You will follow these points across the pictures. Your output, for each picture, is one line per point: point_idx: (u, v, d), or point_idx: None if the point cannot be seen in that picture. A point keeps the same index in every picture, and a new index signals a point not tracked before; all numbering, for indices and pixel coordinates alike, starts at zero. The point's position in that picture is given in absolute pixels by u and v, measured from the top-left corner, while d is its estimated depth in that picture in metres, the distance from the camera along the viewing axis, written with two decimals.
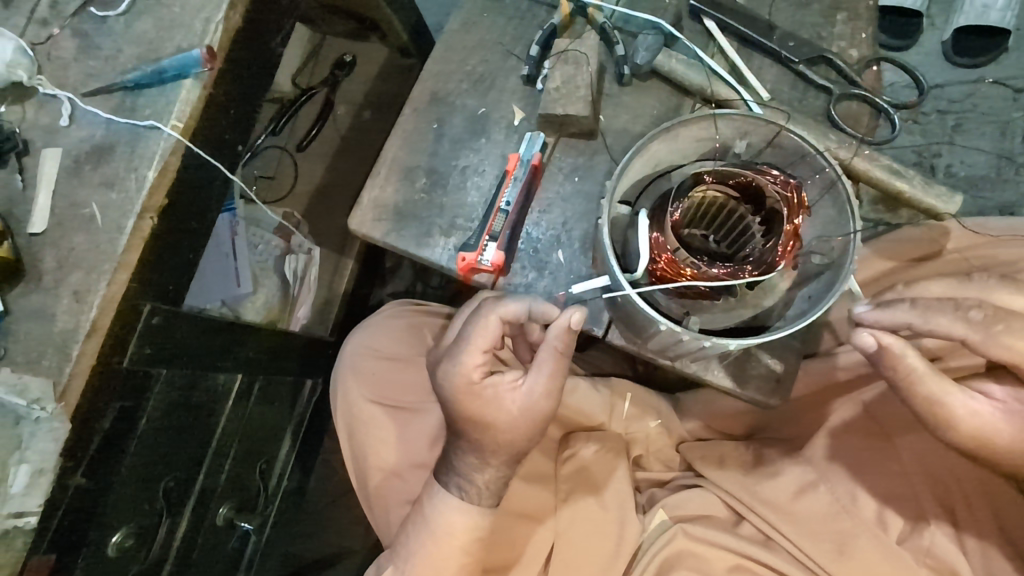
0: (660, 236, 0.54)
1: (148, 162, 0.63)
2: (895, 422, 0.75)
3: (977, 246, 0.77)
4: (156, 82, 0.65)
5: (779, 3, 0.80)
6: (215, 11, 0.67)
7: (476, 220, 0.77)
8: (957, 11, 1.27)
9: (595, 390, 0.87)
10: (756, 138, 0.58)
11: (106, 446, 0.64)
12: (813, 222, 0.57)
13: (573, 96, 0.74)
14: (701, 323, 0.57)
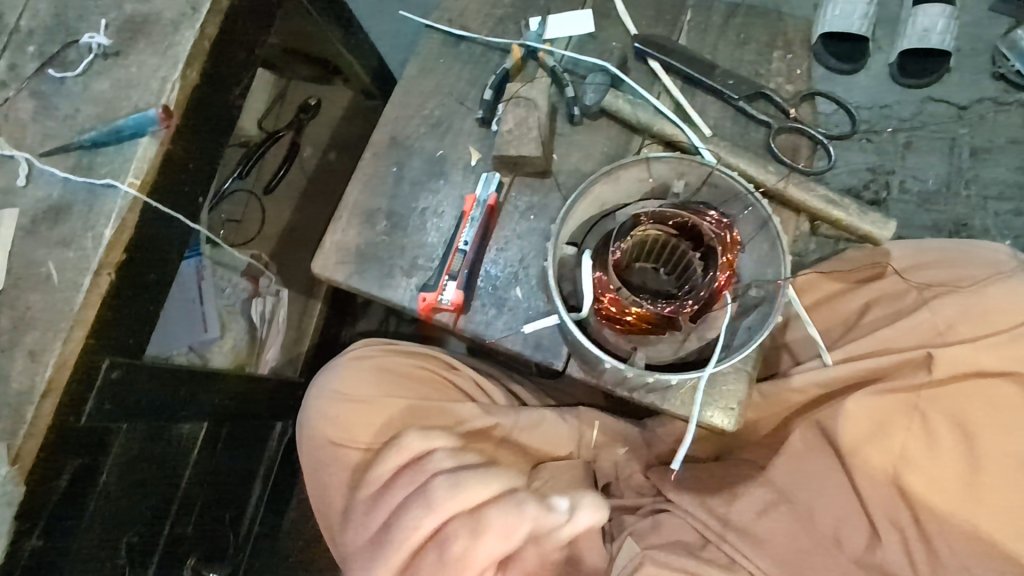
0: (603, 276, 0.57)
1: (105, 220, 0.64)
2: (859, 438, 0.73)
3: (913, 266, 0.80)
4: (114, 141, 0.66)
5: (718, 43, 0.85)
6: (171, 70, 0.69)
7: (436, 260, 0.79)
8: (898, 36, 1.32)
9: (561, 421, 0.87)
10: (692, 178, 0.61)
11: (63, 506, 0.64)
12: (749, 255, 0.60)
13: (524, 138, 0.77)
14: (648, 357, 0.60)
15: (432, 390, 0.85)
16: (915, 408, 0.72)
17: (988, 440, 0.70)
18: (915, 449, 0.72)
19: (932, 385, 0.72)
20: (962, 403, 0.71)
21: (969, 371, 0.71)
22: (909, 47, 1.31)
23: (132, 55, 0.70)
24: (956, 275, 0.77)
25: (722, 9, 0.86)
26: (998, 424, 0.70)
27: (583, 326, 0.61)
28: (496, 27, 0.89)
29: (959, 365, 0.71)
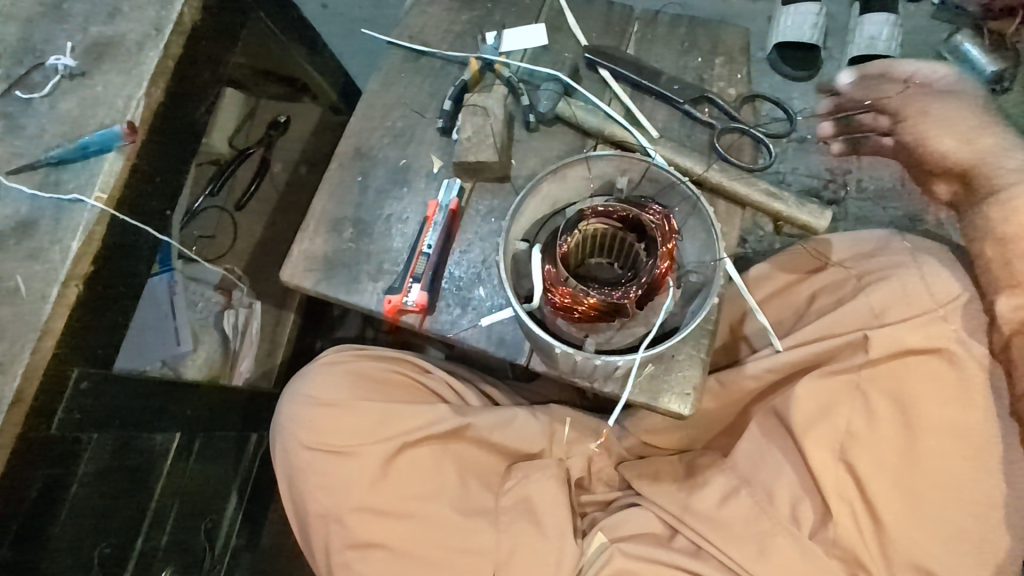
0: (552, 269, 0.60)
1: (72, 234, 0.66)
2: (807, 419, 0.76)
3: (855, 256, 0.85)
4: (80, 157, 0.68)
5: (663, 51, 0.90)
6: (136, 88, 0.71)
7: (401, 263, 0.82)
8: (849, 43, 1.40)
9: (534, 418, 0.86)
10: (634, 175, 0.66)
11: (31, 518, 0.64)
12: (690, 244, 0.64)
13: (482, 144, 0.80)
14: (599, 344, 0.63)
15: (407, 394, 0.87)
16: (857, 387, 0.76)
17: (920, 414, 0.74)
18: (859, 425, 0.76)
19: (869, 364, 0.76)
20: (898, 380, 0.75)
21: (901, 349, 0.75)
22: (858, 53, 1.39)
23: (98, 75, 0.72)
24: (891, 263, 0.81)
25: (667, 20, 0.92)
26: (928, 398, 0.74)
27: (538, 318, 0.63)
28: (454, 42, 0.93)
29: (893, 344, 0.75)
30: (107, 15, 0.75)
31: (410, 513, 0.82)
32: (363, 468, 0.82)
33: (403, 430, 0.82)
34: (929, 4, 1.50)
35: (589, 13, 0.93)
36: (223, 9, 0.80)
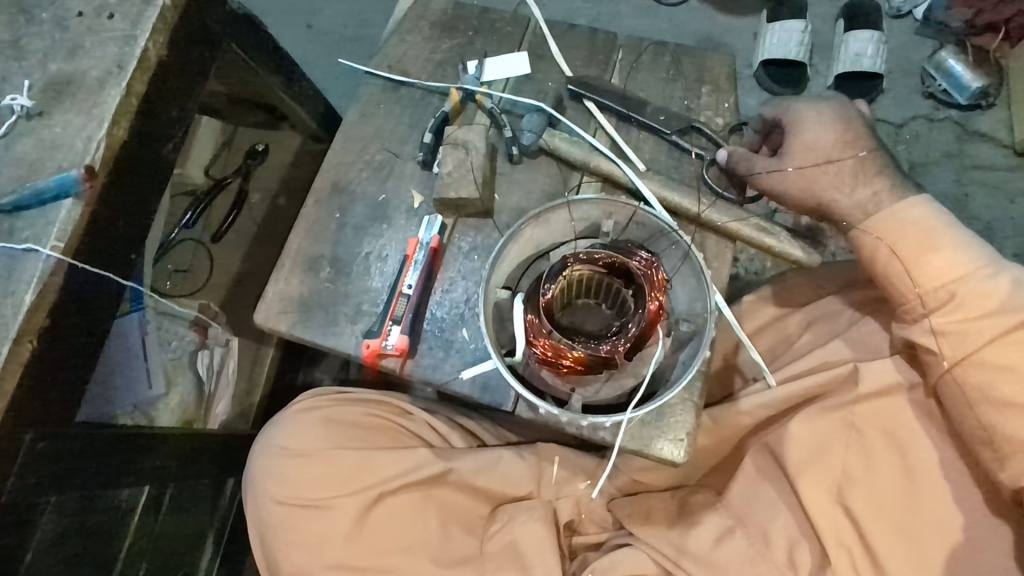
0: (535, 320, 0.57)
1: (25, 286, 0.62)
2: (801, 461, 0.74)
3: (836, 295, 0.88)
4: (36, 203, 0.64)
5: (650, 80, 0.88)
6: (97, 129, 0.68)
7: (380, 304, 0.78)
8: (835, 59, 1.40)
9: (520, 459, 0.82)
10: (620, 218, 0.63)
11: None
12: (679, 291, 0.62)
13: (464, 179, 0.77)
14: (585, 397, 0.60)
15: (385, 438, 0.83)
16: (851, 426, 0.74)
17: (913, 452, 0.72)
18: (855, 465, 0.73)
19: (862, 401, 0.74)
20: (888, 419, 0.74)
21: (888, 386, 0.75)
22: (844, 70, 1.41)
23: (57, 116, 0.69)
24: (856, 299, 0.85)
25: (652, 47, 0.90)
26: (919, 434, 0.73)
27: (520, 373, 0.61)
28: (435, 71, 0.90)
29: (881, 381, 0.75)
30: (67, 52, 0.71)
31: (389, 569, 0.78)
32: (339, 519, 0.78)
33: (382, 477, 0.79)
34: (913, 19, 1.49)
35: (573, 40, 0.91)
36: (190, 41, 0.76)
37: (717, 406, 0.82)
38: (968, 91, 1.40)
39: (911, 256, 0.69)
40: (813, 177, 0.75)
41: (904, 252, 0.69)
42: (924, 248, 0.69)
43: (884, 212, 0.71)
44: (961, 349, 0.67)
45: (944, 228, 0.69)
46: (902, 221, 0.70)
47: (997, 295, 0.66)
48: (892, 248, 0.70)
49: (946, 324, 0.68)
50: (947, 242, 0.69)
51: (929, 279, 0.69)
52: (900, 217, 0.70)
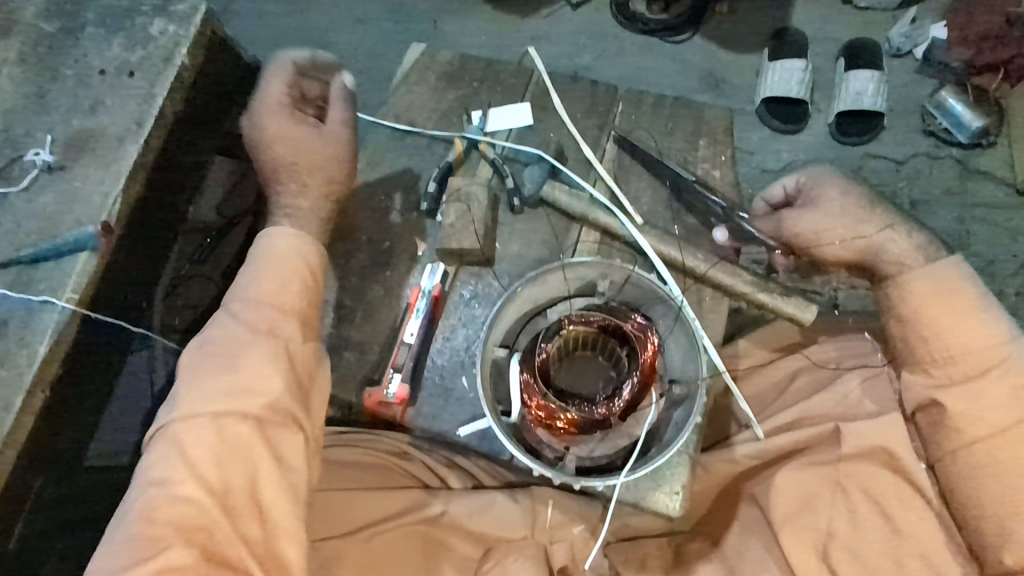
0: (531, 381, 0.60)
1: (40, 337, 0.65)
2: (789, 512, 0.74)
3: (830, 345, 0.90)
4: (54, 256, 0.67)
5: (649, 132, 0.90)
6: (114, 184, 0.71)
7: (383, 351, 0.80)
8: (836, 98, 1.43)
9: (512, 501, 0.80)
10: (616, 277, 0.64)
11: None
12: (672, 352, 0.64)
13: (466, 230, 0.79)
14: (578, 456, 0.62)
15: (378, 477, 0.83)
16: (837, 483, 0.75)
17: (897, 514, 0.73)
18: (841, 523, 0.73)
19: (846, 460, 0.76)
20: (874, 480, 0.74)
21: (874, 446, 0.77)
22: (845, 108, 1.43)
23: (77, 169, 0.72)
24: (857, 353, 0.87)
25: (651, 100, 0.92)
26: (901, 497, 0.74)
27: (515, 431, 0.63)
28: (440, 120, 0.92)
29: (865, 442, 0.77)
30: (89, 108, 0.74)
31: None
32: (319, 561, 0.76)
33: (371, 518, 0.80)
34: (913, 59, 1.50)
35: (575, 92, 0.94)
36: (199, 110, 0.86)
37: (714, 450, 0.84)
38: (967, 129, 1.41)
39: (950, 317, 0.71)
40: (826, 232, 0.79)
41: (953, 312, 0.71)
42: (970, 312, 0.71)
43: (930, 270, 0.73)
44: (1003, 417, 0.69)
45: (982, 296, 0.73)
46: (948, 281, 0.72)
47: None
48: (941, 306, 0.72)
49: (991, 388, 0.69)
50: (986, 312, 0.72)
51: (974, 340, 0.71)
52: (940, 277, 0.73)
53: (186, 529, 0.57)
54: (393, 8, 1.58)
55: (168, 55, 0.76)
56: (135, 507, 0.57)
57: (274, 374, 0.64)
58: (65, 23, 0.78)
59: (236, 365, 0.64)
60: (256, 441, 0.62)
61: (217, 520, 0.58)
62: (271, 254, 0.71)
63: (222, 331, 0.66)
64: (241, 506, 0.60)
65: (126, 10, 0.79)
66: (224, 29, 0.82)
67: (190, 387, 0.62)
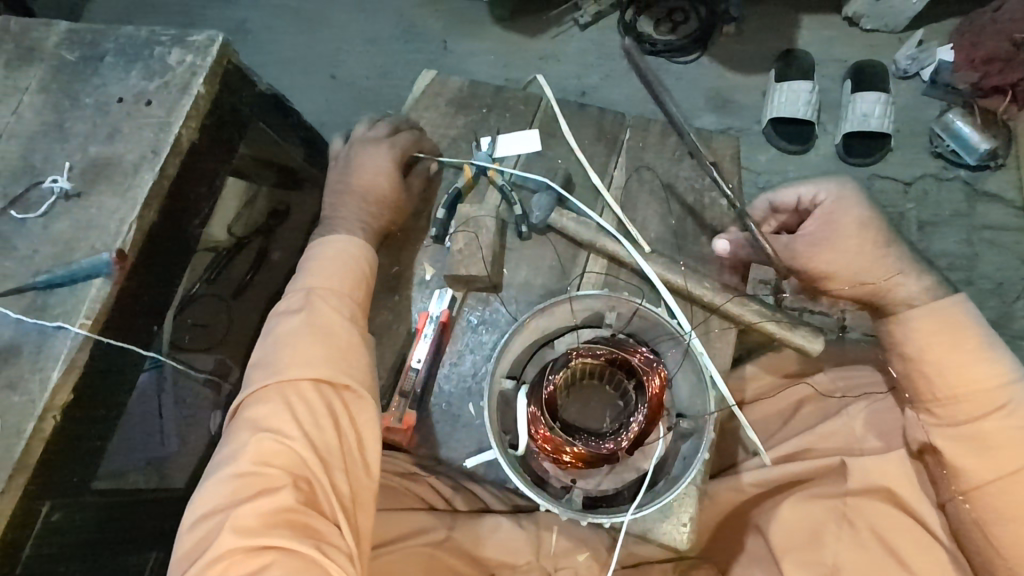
0: (538, 413, 0.60)
1: (53, 363, 0.66)
2: (795, 543, 0.73)
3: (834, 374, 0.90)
4: (69, 282, 0.68)
5: (657, 158, 0.91)
6: (129, 211, 0.72)
7: (390, 376, 0.81)
8: (843, 120, 1.43)
9: (517, 527, 0.80)
10: (623, 310, 0.65)
11: None
12: (681, 387, 0.64)
13: (473, 257, 0.80)
14: (586, 490, 0.62)
15: (386, 497, 0.83)
16: (844, 516, 0.74)
17: (904, 548, 0.71)
18: (847, 557, 0.71)
19: (852, 495, 0.75)
20: (878, 514, 0.73)
21: (880, 484, 0.76)
22: (853, 129, 1.43)
23: (93, 196, 0.73)
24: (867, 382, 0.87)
25: (659, 127, 0.93)
26: (907, 530, 0.72)
27: (521, 463, 0.63)
28: (449, 145, 0.93)
29: (872, 478, 0.76)
30: (106, 136, 0.76)
31: None
32: None
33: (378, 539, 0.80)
34: (920, 81, 1.50)
35: (583, 118, 0.95)
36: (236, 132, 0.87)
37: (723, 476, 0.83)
38: (976, 152, 1.41)
39: (956, 357, 0.70)
40: (833, 264, 0.77)
41: (957, 350, 0.70)
42: (975, 350, 0.70)
43: (933, 308, 0.72)
44: (1009, 460, 0.66)
45: (988, 336, 0.72)
46: (952, 319, 0.72)
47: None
48: (943, 344, 0.71)
49: (996, 429, 0.67)
50: (994, 355, 0.70)
51: (977, 379, 0.69)
52: (953, 314, 0.72)
53: (290, 476, 0.60)
54: (403, 28, 1.60)
55: (185, 84, 0.78)
56: (243, 451, 0.61)
57: (363, 345, 0.69)
58: (85, 52, 0.80)
59: (330, 332, 0.68)
60: (351, 403, 0.66)
61: (319, 471, 0.61)
62: (342, 249, 0.75)
63: (315, 302, 0.70)
64: (336, 460, 0.63)
65: (144, 40, 0.80)
66: (239, 59, 0.83)
67: (290, 347, 0.66)
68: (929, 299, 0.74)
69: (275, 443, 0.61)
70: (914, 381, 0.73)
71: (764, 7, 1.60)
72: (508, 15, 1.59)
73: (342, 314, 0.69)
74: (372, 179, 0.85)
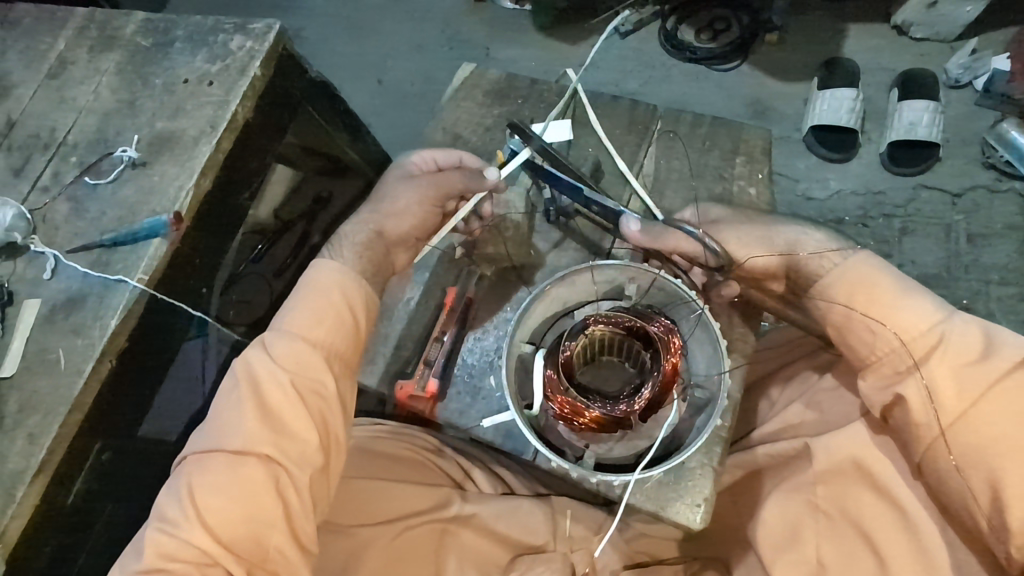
0: (554, 375, 0.62)
1: (112, 312, 0.72)
2: (776, 537, 0.73)
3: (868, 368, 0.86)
4: (130, 241, 0.75)
5: (687, 150, 0.92)
6: (187, 179, 0.78)
7: (413, 346, 0.83)
8: (887, 127, 1.40)
9: (533, 507, 0.82)
10: (642, 282, 0.71)
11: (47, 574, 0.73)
12: (696, 357, 0.68)
13: (498, 238, 0.88)
14: (598, 454, 0.66)
15: (411, 471, 0.85)
16: (819, 509, 0.73)
17: (877, 528, 0.69)
18: (829, 552, 0.70)
19: (820, 481, 0.74)
20: (853, 499, 0.72)
21: (846, 459, 0.73)
22: (898, 138, 1.40)
23: (156, 166, 0.80)
24: None
25: (690, 119, 0.94)
26: (881, 510, 0.70)
27: (538, 427, 0.66)
28: (485, 134, 0.97)
29: (837, 455, 0.74)
30: (171, 112, 0.83)
31: None
32: (350, 550, 0.78)
33: (401, 511, 0.81)
34: (973, 91, 1.46)
35: (613, 110, 0.97)
36: (285, 116, 0.93)
37: (738, 450, 0.84)
38: None
39: (876, 309, 0.66)
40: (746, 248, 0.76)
41: (877, 305, 0.66)
42: (894, 302, 0.66)
43: (841, 269, 0.69)
44: (958, 403, 0.60)
45: (904, 284, 0.67)
46: (866, 275, 0.68)
47: (974, 342, 0.62)
48: (861, 301, 0.67)
49: (941, 372, 0.61)
50: (913, 298, 0.66)
51: (903, 330, 0.64)
52: (863, 270, 0.68)
53: (191, 565, 0.60)
54: (448, 36, 1.67)
55: (244, 67, 0.84)
56: (145, 548, 0.61)
57: (293, 412, 0.67)
58: (158, 39, 0.88)
59: (257, 401, 0.67)
60: (268, 480, 0.64)
61: (220, 559, 0.61)
62: (310, 287, 0.73)
63: (252, 363, 0.69)
64: (242, 545, 0.62)
65: (209, 28, 0.88)
66: (294, 47, 0.90)
67: (222, 420, 0.67)
68: (840, 257, 0.71)
69: (175, 537, 0.62)
70: (851, 347, 0.69)
71: (808, 16, 1.59)
72: (550, 23, 1.64)
73: (276, 377, 0.68)
74: (407, 193, 0.82)
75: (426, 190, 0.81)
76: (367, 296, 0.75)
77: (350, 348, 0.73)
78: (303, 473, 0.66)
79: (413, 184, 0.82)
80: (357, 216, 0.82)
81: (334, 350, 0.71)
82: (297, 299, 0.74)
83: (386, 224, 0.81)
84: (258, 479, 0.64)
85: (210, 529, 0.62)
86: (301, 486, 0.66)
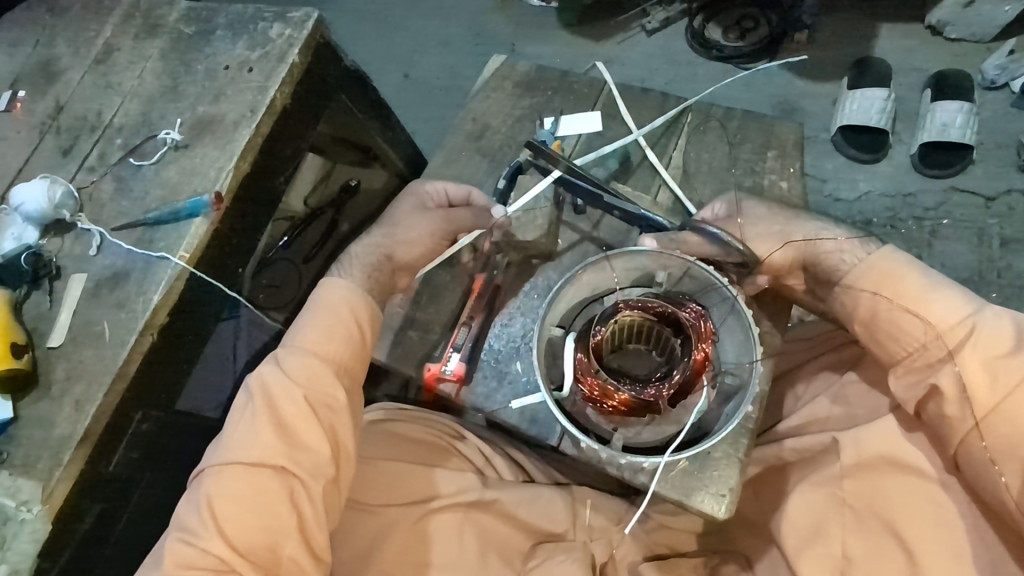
0: (584, 357, 0.63)
1: (154, 287, 0.75)
2: (803, 532, 0.71)
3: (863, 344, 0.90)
4: (172, 219, 0.78)
5: (717, 144, 0.92)
6: (227, 161, 0.81)
7: (440, 330, 0.84)
8: (919, 128, 1.38)
9: (555, 496, 0.82)
10: (674, 270, 0.72)
11: (88, 539, 0.76)
12: (725, 345, 0.69)
13: (532, 224, 0.88)
14: (626, 438, 0.67)
15: (432, 454, 0.87)
16: (844, 505, 0.71)
17: (907, 525, 0.68)
18: (857, 547, 0.69)
19: (848, 475, 0.73)
20: (880, 496, 0.71)
21: (875, 456, 0.73)
22: (931, 138, 1.37)
23: (197, 148, 0.82)
24: None
25: (720, 113, 0.94)
26: (910, 506, 0.69)
27: (567, 408, 0.67)
28: (514, 124, 0.97)
29: (866, 453, 0.74)
30: (212, 97, 0.85)
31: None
32: (375, 528, 0.80)
33: (422, 492, 0.83)
34: (1010, 92, 1.43)
35: (642, 103, 0.97)
36: (320, 103, 0.95)
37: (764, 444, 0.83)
38: None
39: (906, 302, 0.67)
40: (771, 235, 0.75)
41: (904, 297, 0.67)
42: (921, 295, 0.66)
43: (864, 263, 0.69)
44: (993, 395, 0.61)
45: (931, 277, 0.68)
46: (892, 268, 0.68)
47: (1006, 335, 0.63)
48: (887, 294, 0.68)
49: (972, 365, 0.62)
50: (941, 291, 0.66)
51: (934, 323, 0.65)
52: (890, 263, 0.69)
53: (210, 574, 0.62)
54: (475, 33, 1.68)
55: (283, 54, 0.86)
56: (165, 559, 0.63)
57: (306, 425, 0.69)
58: (200, 27, 0.91)
59: (271, 415, 0.69)
60: (283, 490, 0.66)
61: (236, 566, 0.62)
62: (317, 305, 0.76)
63: (266, 378, 0.71)
64: (258, 554, 0.64)
65: (250, 16, 0.90)
66: (330, 35, 0.91)
67: (236, 435, 0.68)
68: (861, 252, 0.71)
69: (192, 548, 0.63)
70: (880, 343, 0.69)
71: (839, 15, 1.57)
72: (576, 20, 1.65)
73: (290, 392, 0.70)
74: (421, 224, 0.85)
75: (438, 228, 0.85)
76: (374, 312, 0.78)
77: (357, 363, 0.75)
78: (316, 482, 0.68)
79: (427, 216, 0.86)
80: (370, 238, 0.85)
81: (342, 364, 0.74)
82: (307, 317, 0.76)
83: (396, 250, 0.84)
84: (272, 490, 0.66)
85: (229, 539, 0.63)
86: (314, 495, 0.67)
